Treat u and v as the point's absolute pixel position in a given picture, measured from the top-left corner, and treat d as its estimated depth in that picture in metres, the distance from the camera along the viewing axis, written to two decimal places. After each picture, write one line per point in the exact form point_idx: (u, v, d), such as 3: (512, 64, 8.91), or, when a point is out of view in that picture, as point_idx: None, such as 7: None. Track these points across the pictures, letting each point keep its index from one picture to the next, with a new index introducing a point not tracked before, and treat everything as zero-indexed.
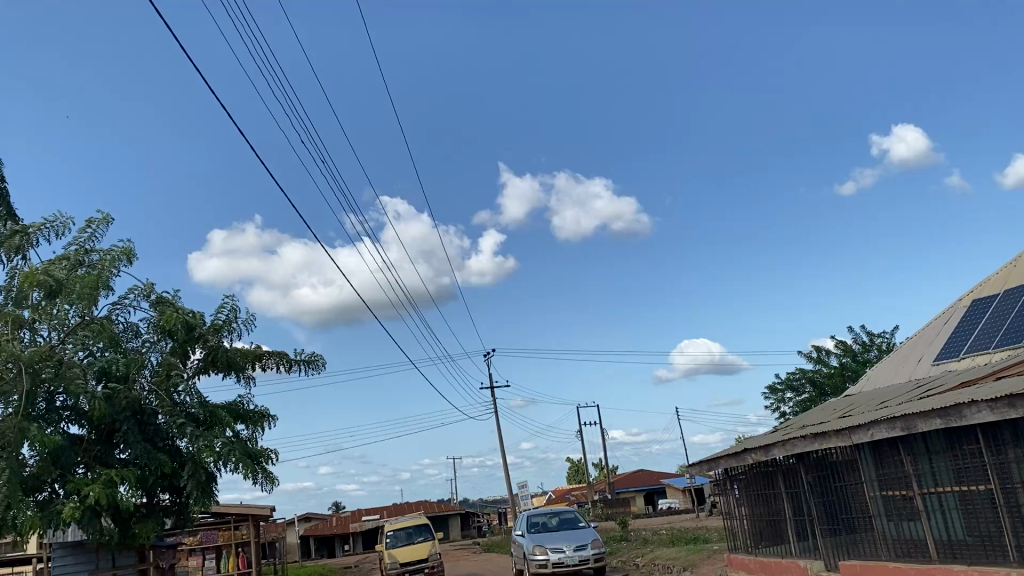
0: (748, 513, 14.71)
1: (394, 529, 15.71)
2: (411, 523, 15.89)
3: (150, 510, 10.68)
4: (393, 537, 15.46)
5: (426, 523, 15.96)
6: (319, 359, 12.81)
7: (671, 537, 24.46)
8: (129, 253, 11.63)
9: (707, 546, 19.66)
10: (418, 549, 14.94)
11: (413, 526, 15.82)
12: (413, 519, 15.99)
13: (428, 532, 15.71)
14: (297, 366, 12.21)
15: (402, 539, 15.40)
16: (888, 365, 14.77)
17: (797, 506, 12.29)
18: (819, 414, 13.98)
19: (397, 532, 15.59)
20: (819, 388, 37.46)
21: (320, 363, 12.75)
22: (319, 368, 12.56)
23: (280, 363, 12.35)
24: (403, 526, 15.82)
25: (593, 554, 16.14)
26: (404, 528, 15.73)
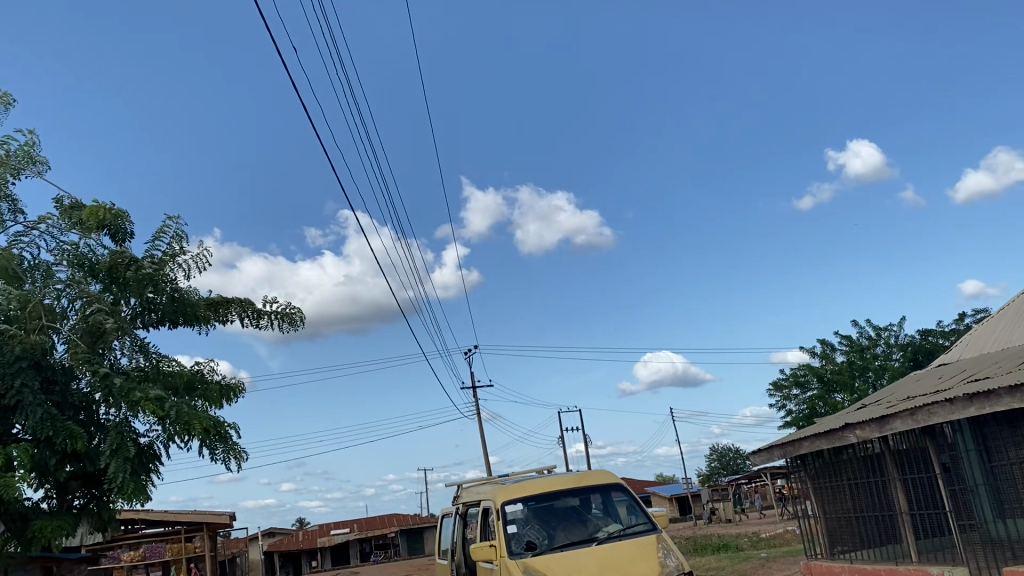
0: (826, 509, 11.91)
1: (523, 497, 6.43)
2: (567, 487, 6.54)
3: (59, 509, 7.59)
4: (518, 522, 6.18)
5: (598, 495, 6.52)
6: (302, 313, 9.73)
7: (693, 545, 21.69)
8: (37, 160, 8.34)
9: (751, 553, 16.93)
10: (628, 556, 5.60)
11: (573, 500, 6.44)
12: (562, 475, 6.67)
13: (606, 518, 6.29)
14: (269, 317, 9.17)
15: (543, 528, 6.11)
16: (997, 329, 12.09)
17: (921, 495, 9.57)
18: (922, 385, 11.29)
19: (520, 514, 6.25)
20: (827, 385, 34.93)
21: (302, 318, 9.65)
22: (302, 322, 9.50)
23: (245, 316, 9.28)
24: (547, 493, 6.49)
25: None
26: (545, 500, 6.43)
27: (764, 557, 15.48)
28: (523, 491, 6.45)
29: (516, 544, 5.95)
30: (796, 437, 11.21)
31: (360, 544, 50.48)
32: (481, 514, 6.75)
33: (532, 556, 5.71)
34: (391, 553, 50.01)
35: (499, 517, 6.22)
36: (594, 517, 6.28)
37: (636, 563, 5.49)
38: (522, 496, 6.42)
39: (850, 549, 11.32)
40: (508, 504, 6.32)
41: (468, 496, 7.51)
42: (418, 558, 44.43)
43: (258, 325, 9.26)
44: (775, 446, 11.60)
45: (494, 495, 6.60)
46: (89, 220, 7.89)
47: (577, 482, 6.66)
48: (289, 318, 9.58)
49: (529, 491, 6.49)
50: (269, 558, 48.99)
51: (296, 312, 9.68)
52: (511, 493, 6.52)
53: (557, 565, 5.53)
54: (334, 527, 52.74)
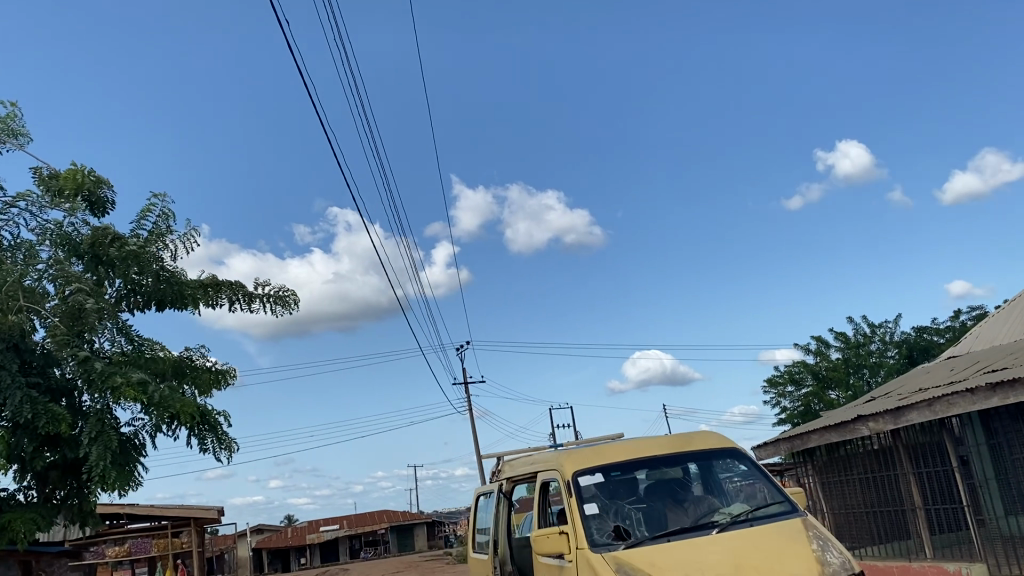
0: (833, 505, 11.58)
1: (602, 464, 4.42)
2: (665, 452, 4.51)
3: (37, 500, 7.19)
4: (597, 501, 4.19)
5: (701, 461, 4.49)
6: (296, 296, 9.33)
7: None
8: (16, 131, 7.93)
9: None
10: (767, 554, 3.62)
11: (671, 468, 4.43)
12: (654, 439, 4.65)
13: (717, 496, 4.29)
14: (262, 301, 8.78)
15: (633, 507, 4.17)
16: (1009, 321, 11.78)
17: (937, 490, 9.26)
18: (934, 377, 10.99)
19: (598, 487, 4.28)
20: (822, 382, 34.70)
21: (297, 301, 9.26)
22: (297, 304, 9.11)
23: (236, 299, 8.89)
24: (637, 459, 4.46)
25: None
26: (634, 469, 4.40)
27: None
28: (597, 457, 4.46)
29: (599, 533, 4.00)
30: (804, 431, 10.84)
31: (350, 541, 50.10)
32: (541, 489, 4.76)
33: (623, 548, 3.81)
34: (381, 549, 49.67)
35: (568, 493, 4.24)
36: (704, 495, 4.27)
37: (782, 567, 3.52)
38: (598, 461, 4.41)
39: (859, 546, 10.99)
40: (580, 476, 4.32)
41: (515, 472, 5.39)
42: (409, 555, 44.13)
43: (250, 308, 8.86)
44: (782, 440, 11.23)
45: (557, 461, 4.61)
46: (67, 187, 7.60)
47: (680, 443, 4.63)
48: (283, 301, 9.18)
49: (606, 454, 4.48)
50: (257, 554, 48.57)
51: (290, 295, 9.29)
52: (581, 458, 4.51)
53: (670, 565, 3.58)
54: (323, 523, 52.36)
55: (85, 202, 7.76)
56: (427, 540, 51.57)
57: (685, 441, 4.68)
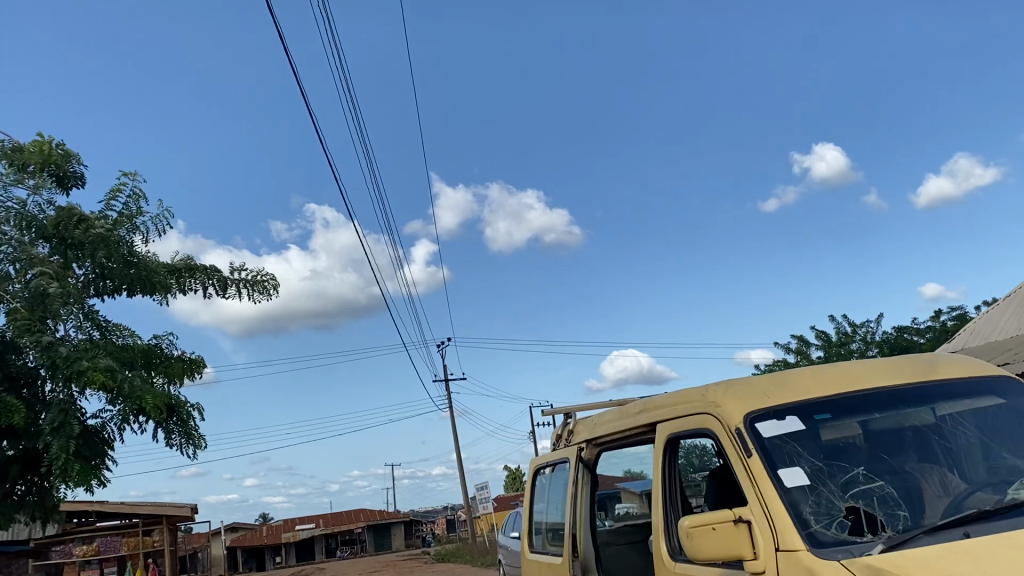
0: None
1: (789, 403, 2.97)
2: (876, 385, 3.07)
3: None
4: (796, 464, 2.78)
5: (934, 402, 3.06)
6: (274, 282, 8.91)
7: None
8: None
9: None
10: None
11: (892, 413, 3.00)
12: (855, 367, 3.20)
13: (969, 454, 2.90)
14: (237, 287, 8.35)
15: (853, 476, 2.78)
16: (1005, 317, 11.58)
17: None
18: None
19: (796, 439, 2.85)
20: None
21: (276, 287, 8.84)
22: (276, 289, 8.71)
23: (211, 285, 8.45)
24: (836, 395, 3.01)
25: None
26: (841, 411, 2.96)
27: None
28: (783, 389, 3.02)
29: (815, 517, 2.61)
30: None
31: (326, 539, 49.50)
32: (675, 442, 3.32)
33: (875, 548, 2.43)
34: (357, 548, 49.10)
35: (747, 451, 2.80)
36: (945, 451, 2.90)
37: None
38: (782, 399, 2.98)
39: None
40: (756, 421, 2.89)
41: (603, 430, 4.22)
42: (386, 554, 43.62)
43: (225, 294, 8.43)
44: None
45: (705, 397, 3.17)
46: (32, 161, 7.16)
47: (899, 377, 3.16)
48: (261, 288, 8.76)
49: (793, 388, 3.04)
50: (232, 553, 47.84)
51: (268, 280, 8.86)
52: (748, 393, 3.04)
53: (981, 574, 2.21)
54: (299, 522, 51.71)
55: (52, 178, 7.32)
56: (404, 539, 51.01)
57: (899, 369, 3.24)
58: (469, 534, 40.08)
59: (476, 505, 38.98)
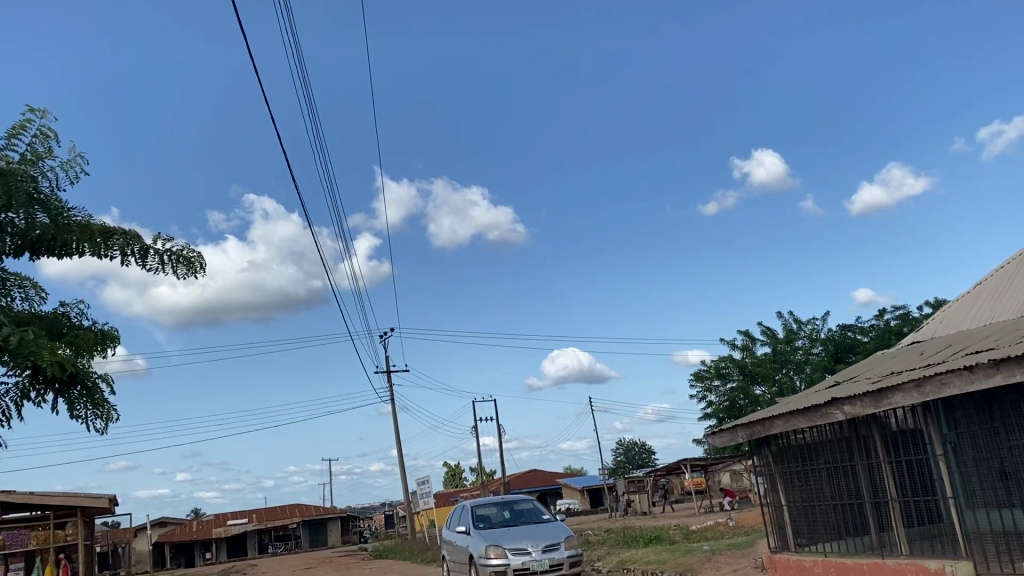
0: (789, 497, 10.77)
1: None
2: None
3: None
4: None
5: None
6: (202, 261, 7.50)
7: (622, 535, 20.65)
8: None
9: (691, 545, 15.75)
10: None
11: None
12: None
13: None
14: (160, 258, 7.29)
15: None
16: (977, 304, 11.11)
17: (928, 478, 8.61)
18: (900, 360, 10.36)
19: None
20: (748, 376, 34.40)
21: (202, 266, 7.46)
22: (197, 270, 7.34)
23: (128, 253, 7.35)
24: None
25: (568, 556, 11.97)
26: None
27: (708, 550, 14.26)
28: None
29: None
30: (767, 416, 10.02)
31: (259, 535, 48.01)
32: None
33: None
34: (292, 544, 47.68)
35: None
36: None
37: None
38: None
39: (819, 540, 10.30)
40: None
41: None
42: (322, 551, 42.34)
43: (144, 264, 7.31)
44: (741, 426, 10.35)
45: None
46: None
47: None
48: (188, 266, 7.46)
49: None
50: (160, 549, 46.04)
51: (195, 258, 7.48)
52: None
53: None
54: (230, 517, 50.07)
55: None
56: (341, 535, 49.67)
57: None
58: (408, 529, 39.13)
59: (416, 500, 38.01)
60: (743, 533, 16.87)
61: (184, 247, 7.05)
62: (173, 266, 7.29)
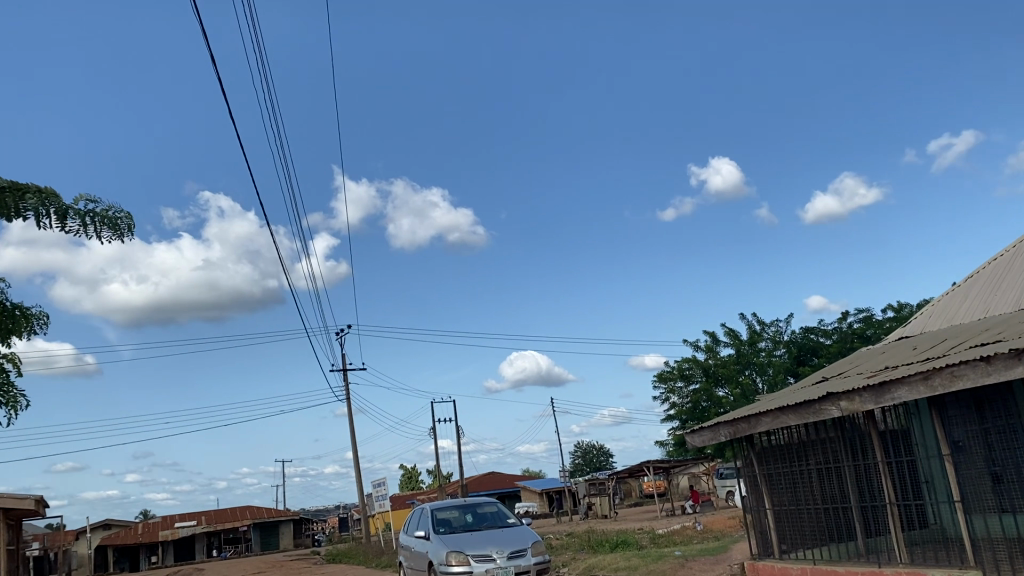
0: (774, 500, 10.03)
1: None
2: None
3: None
4: None
5: None
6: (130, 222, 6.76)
7: (589, 539, 19.89)
8: None
9: (660, 549, 15.04)
10: None
11: None
12: None
13: None
14: (85, 220, 6.34)
15: None
16: (968, 299, 10.57)
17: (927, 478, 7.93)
18: (894, 354, 9.70)
19: None
20: (712, 377, 33.96)
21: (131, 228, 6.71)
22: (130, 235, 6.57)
23: (43, 213, 6.33)
24: None
25: (535, 563, 11.19)
26: None
27: (680, 556, 13.52)
28: None
29: None
30: (751, 413, 9.31)
31: (207, 538, 46.50)
32: None
33: None
34: (241, 548, 46.33)
35: None
36: None
37: None
38: None
39: (807, 545, 9.57)
40: None
41: None
42: (273, 555, 41.02)
43: (60, 228, 6.32)
44: (724, 424, 9.64)
45: None
46: None
47: None
48: (113, 228, 6.69)
49: None
50: (103, 552, 44.35)
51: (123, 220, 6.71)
52: None
53: None
54: (178, 519, 48.51)
55: None
56: (292, 538, 48.39)
57: None
58: (363, 533, 38.06)
59: (371, 502, 37.02)
60: (715, 537, 16.18)
61: (110, 206, 6.14)
62: (95, 228, 6.36)
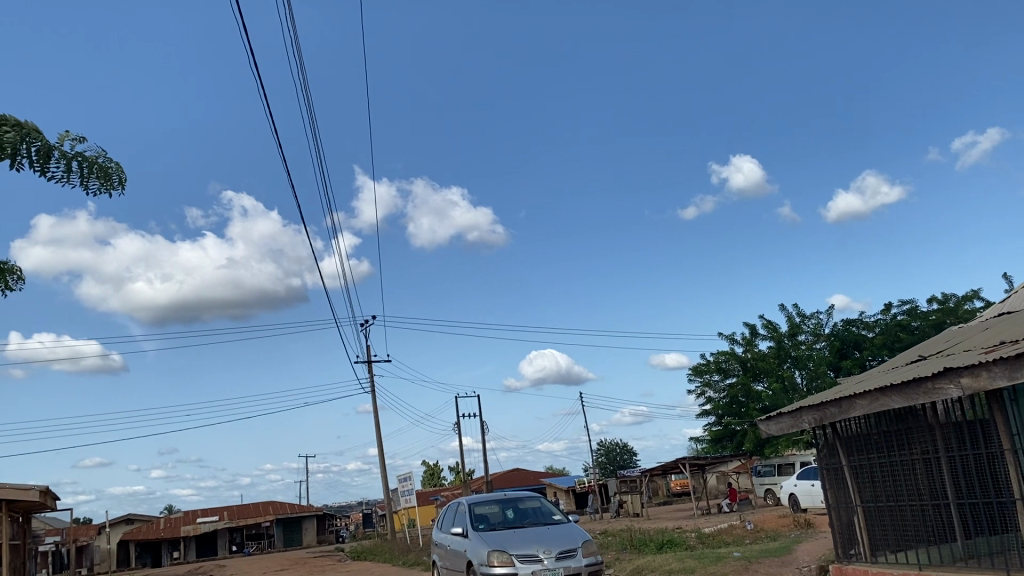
0: (862, 497, 8.83)
1: None
2: None
3: None
4: None
5: None
6: (124, 173, 5.64)
7: (632, 538, 18.74)
8: None
9: (717, 550, 13.87)
10: None
11: None
12: None
13: None
14: (74, 162, 5.30)
15: None
16: None
17: None
18: (1003, 330, 8.45)
19: None
20: (750, 371, 32.61)
21: (124, 183, 5.59)
22: (117, 193, 5.41)
23: (25, 156, 5.31)
24: None
25: (586, 565, 10.07)
26: None
27: (740, 557, 12.31)
28: None
29: None
30: (843, 396, 8.14)
31: (230, 534, 45.73)
32: None
33: None
34: (264, 544, 45.52)
35: None
36: None
37: None
38: None
39: (903, 548, 8.35)
40: None
41: None
42: (296, 551, 40.14)
43: (44, 172, 5.33)
44: (809, 409, 8.50)
45: None
46: None
47: None
48: (104, 178, 5.53)
49: None
50: (124, 547, 43.71)
51: (114, 170, 5.59)
52: None
53: None
54: (200, 515, 47.80)
55: None
56: (316, 535, 47.56)
57: None
58: (388, 529, 37.06)
59: (396, 498, 36.04)
60: (769, 537, 15.00)
61: (103, 149, 5.13)
62: (84, 175, 5.34)
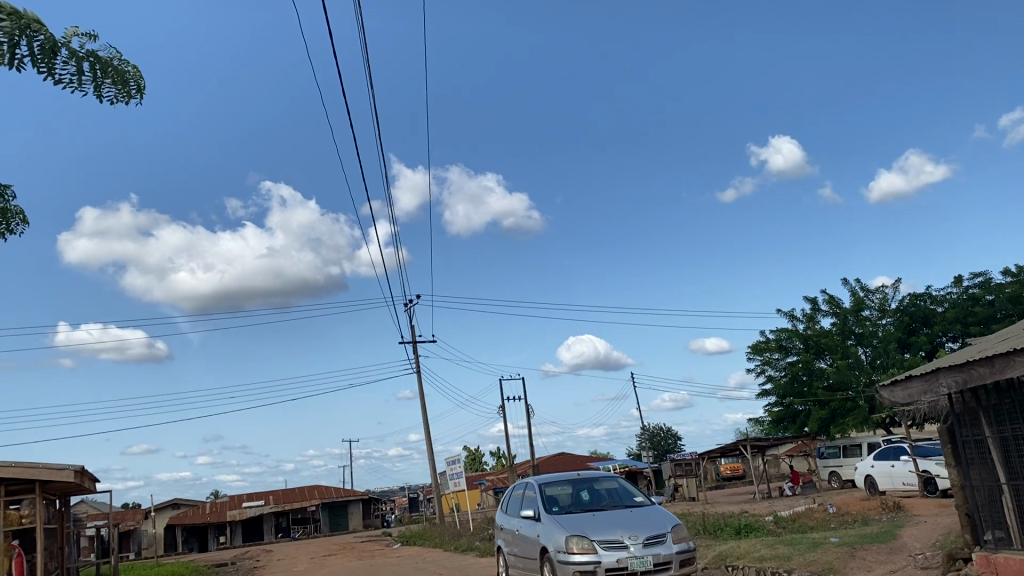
0: (1010, 474, 7.57)
1: None
2: None
3: None
4: None
5: None
6: (146, 80, 4.60)
7: (704, 522, 17.53)
8: None
9: (808, 535, 12.62)
10: None
11: None
12: None
13: None
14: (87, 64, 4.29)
15: None
16: None
17: None
18: None
19: None
20: (814, 348, 31.12)
21: (144, 92, 4.54)
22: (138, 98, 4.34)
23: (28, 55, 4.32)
24: None
25: (677, 553, 8.92)
26: None
27: (839, 543, 11.06)
28: None
29: None
30: (996, 354, 6.90)
31: (275, 518, 45.28)
32: None
33: None
34: (310, 529, 45.05)
35: None
36: None
37: None
38: None
39: None
40: None
41: None
42: (342, 535, 39.50)
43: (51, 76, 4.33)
44: (950, 370, 7.27)
45: None
46: None
47: None
48: (121, 88, 4.51)
49: None
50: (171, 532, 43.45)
51: (134, 75, 4.54)
52: None
53: None
54: (245, 499, 47.46)
55: None
56: (362, 519, 46.96)
57: None
58: (436, 513, 36.23)
59: (444, 482, 35.16)
60: (861, 522, 13.73)
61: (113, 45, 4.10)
62: (97, 81, 4.32)
